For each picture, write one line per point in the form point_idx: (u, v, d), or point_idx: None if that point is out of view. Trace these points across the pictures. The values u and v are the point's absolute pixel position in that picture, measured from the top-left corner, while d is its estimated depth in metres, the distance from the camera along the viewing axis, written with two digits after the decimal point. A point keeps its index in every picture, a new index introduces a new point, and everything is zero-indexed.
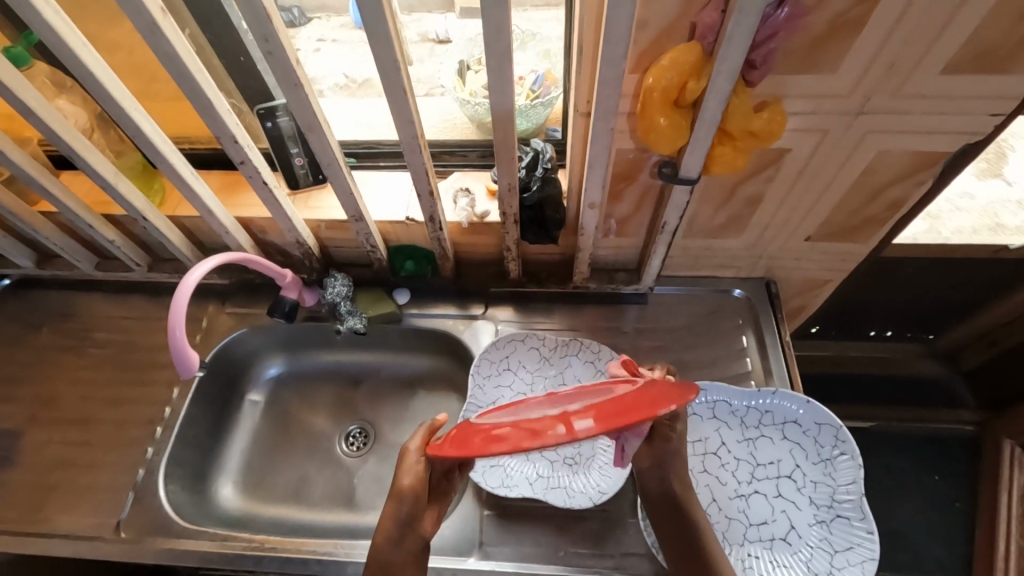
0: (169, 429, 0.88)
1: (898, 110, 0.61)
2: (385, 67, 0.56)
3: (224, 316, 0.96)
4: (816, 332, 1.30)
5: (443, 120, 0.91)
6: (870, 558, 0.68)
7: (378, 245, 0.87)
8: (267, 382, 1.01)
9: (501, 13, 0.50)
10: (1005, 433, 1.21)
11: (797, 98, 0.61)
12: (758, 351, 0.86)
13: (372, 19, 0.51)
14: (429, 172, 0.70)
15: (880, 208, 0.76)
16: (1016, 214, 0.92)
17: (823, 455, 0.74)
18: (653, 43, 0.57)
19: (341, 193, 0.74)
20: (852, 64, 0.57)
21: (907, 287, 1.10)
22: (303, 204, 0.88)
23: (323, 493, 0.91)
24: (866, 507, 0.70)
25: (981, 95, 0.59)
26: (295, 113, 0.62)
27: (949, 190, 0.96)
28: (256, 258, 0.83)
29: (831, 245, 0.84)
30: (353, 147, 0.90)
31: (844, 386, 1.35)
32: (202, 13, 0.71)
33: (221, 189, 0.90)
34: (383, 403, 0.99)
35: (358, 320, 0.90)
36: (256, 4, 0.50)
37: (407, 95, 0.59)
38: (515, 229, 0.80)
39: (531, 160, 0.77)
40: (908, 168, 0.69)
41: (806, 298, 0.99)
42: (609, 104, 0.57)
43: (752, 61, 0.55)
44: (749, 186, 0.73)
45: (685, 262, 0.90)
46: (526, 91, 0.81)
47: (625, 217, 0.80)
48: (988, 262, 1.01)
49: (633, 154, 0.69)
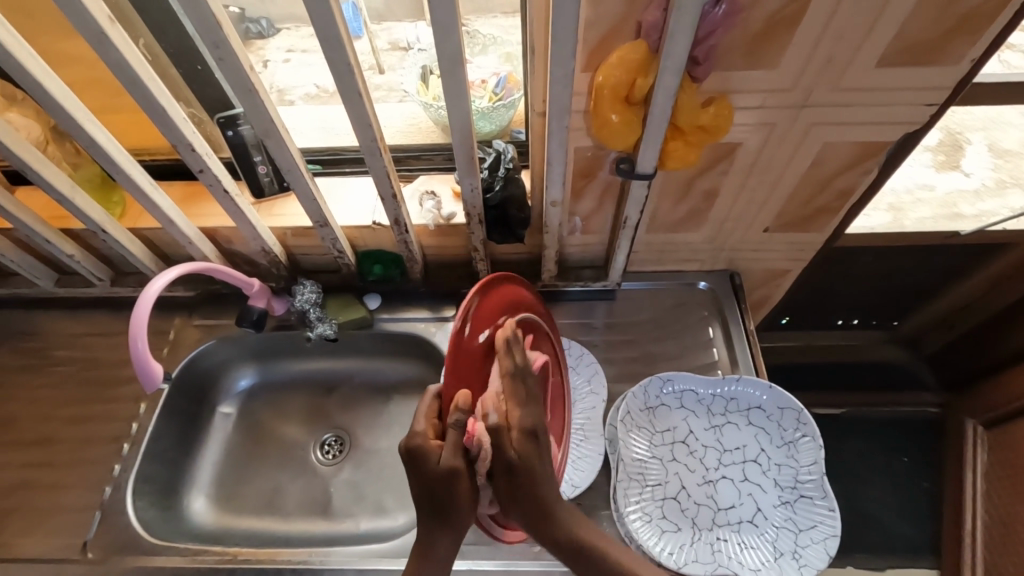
0: (136, 445, 0.86)
1: (840, 102, 0.64)
2: (340, 72, 0.57)
3: (191, 328, 0.95)
4: (787, 323, 1.34)
5: (408, 125, 0.92)
6: (832, 535, 0.70)
7: (346, 250, 0.87)
8: (238, 395, 1.00)
9: (451, 16, 0.51)
10: (967, 413, 1.24)
11: (743, 93, 0.63)
12: (724, 342, 0.89)
13: (322, 24, 0.52)
14: (391, 174, 0.71)
15: (831, 197, 0.79)
16: (973, 204, 0.96)
17: (787, 438, 0.77)
18: (602, 43, 0.58)
19: (304, 199, 0.74)
20: (792, 57, 0.59)
21: (868, 276, 1.15)
22: (269, 212, 0.87)
23: (299, 502, 0.90)
24: (827, 486, 0.73)
25: (912, 87, 0.62)
26: (251, 119, 0.62)
27: (912, 183, 1.00)
28: (222, 267, 0.83)
29: (788, 235, 0.86)
30: (317, 154, 0.90)
31: (813, 374, 1.39)
32: (157, 22, 0.70)
33: (183, 200, 0.89)
34: (358, 410, 0.98)
35: (329, 326, 0.90)
36: (205, 11, 0.50)
37: (363, 97, 0.60)
38: (480, 229, 0.81)
39: (493, 161, 0.78)
40: (854, 159, 0.72)
41: (770, 289, 1.02)
42: (562, 102, 0.58)
43: (695, 57, 0.57)
44: (705, 179, 0.75)
45: (650, 258, 0.91)
46: (488, 93, 0.82)
47: (589, 214, 0.82)
48: (940, 248, 1.05)
49: (591, 152, 0.70)
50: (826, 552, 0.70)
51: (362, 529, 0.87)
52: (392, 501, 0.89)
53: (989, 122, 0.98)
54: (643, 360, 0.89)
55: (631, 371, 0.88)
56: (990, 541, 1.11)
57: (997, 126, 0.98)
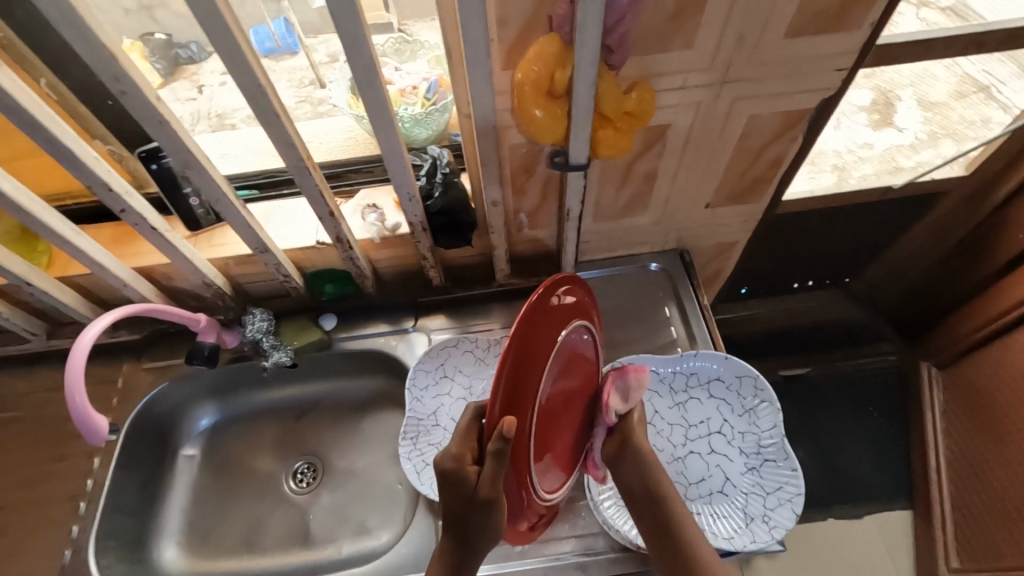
0: (93, 502, 0.82)
1: (757, 75, 0.66)
2: (252, 94, 0.55)
3: (141, 373, 0.91)
4: (746, 293, 1.38)
5: (345, 137, 0.89)
6: (797, 494, 0.72)
7: (291, 273, 0.84)
8: (200, 434, 0.96)
9: (358, 26, 0.50)
10: (923, 356, 1.31)
11: (662, 75, 0.64)
12: (681, 319, 0.90)
13: (224, 46, 0.50)
14: (325, 193, 0.69)
15: (764, 167, 0.81)
16: (910, 156, 1.01)
17: (747, 406, 0.79)
18: (518, 39, 0.58)
19: (238, 227, 0.71)
20: (703, 37, 0.60)
21: (816, 239, 1.19)
22: (206, 244, 0.85)
23: (276, 537, 0.88)
24: (788, 447, 0.75)
25: (821, 54, 0.64)
26: (168, 152, 0.59)
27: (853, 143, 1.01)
28: (162, 307, 0.80)
29: (731, 208, 0.89)
30: (255, 178, 0.87)
31: (778, 340, 1.43)
32: (56, 58, 0.67)
33: (113, 241, 0.85)
34: (328, 434, 0.97)
35: (285, 352, 0.88)
36: (96, 45, 0.48)
37: (281, 117, 0.58)
38: (426, 237, 0.80)
39: (429, 167, 0.77)
40: (779, 129, 0.74)
41: (721, 263, 1.04)
42: (485, 102, 0.58)
43: (608, 45, 0.57)
44: (643, 163, 0.76)
45: (601, 245, 0.92)
46: (420, 99, 0.80)
47: (533, 210, 0.82)
48: (879, 204, 1.10)
49: (526, 148, 0.70)
50: (793, 511, 0.72)
51: (345, 554, 0.86)
52: (373, 520, 0.88)
53: (917, 77, 0.96)
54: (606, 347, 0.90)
55: None
56: (956, 476, 1.18)
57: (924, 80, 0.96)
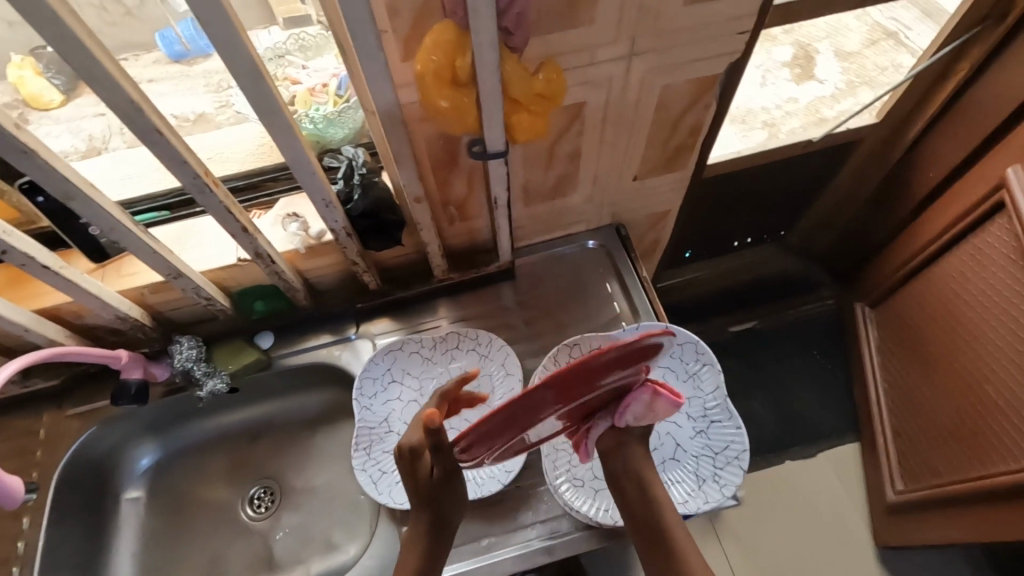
0: (27, 565, 0.76)
1: (662, 45, 0.65)
2: (126, 112, 0.50)
3: (67, 420, 0.84)
4: (690, 257, 1.41)
5: (258, 146, 0.82)
6: (743, 450, 0.75)
7: (214, 295, 0.80)
8: (143, 474, 0.91)
9: (232, 29, 0.46)
10: (856, 298, 1.38)
11: (568, 53, 0.63)
12: (623, 294, 0.91)
13: (80, 63, 0.45)
14: (233, 208, 0.65)
15: (684, 135, 0.81)
16: (832, 106, 1.04)
17: (690, 371, 0.81)
18: (413, 28, 0.56)
19: (143, 254, 0.66)
20: (603, 11, 0.59)
21: (748, 197, 1.22)
22: (115, 275, 0.79)
23: (240, 565, 0.86)
24: (731, 407, 0.78)
25: (722, 19, 0.64)
26: (43, 183, 0.54)
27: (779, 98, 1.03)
28: (74, 349, 0.75)
29: (659, 178, 0.89)
30: (163, 198, 0.80)
31: (724, 298, 1.48)
32: None
33: (5, 284, 0.78)
34: (282, 455, 0.93)
35: (220, 378, 0.84)
36: None
37: (166, 134, 0.53)
38: (352, 242, 0.77)
39: (346, 170, 0.74)
40: (692, 96, 0.75)
41: (658, 232, 1.06)
42: (386, 97, 0.55)
43: (506, 28, 0.55)
44: (565, 143, 0.75)
45: (537, 229, 0.92)
46: (332, 97, 0.76)
47: (462, 201, 0.80)
48: (802, 158, 1.13)
49: (442, 139, 0.68)
50: (740, 468, 0.74)
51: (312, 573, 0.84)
52: (339, 535, 0.86)
53: (832, 29, 0.98)
54: (554, 330, 0.90)
55: (544, 344, 0.89)
56: (894, 406, 1.26)
57: (840, 31, 0.99)
